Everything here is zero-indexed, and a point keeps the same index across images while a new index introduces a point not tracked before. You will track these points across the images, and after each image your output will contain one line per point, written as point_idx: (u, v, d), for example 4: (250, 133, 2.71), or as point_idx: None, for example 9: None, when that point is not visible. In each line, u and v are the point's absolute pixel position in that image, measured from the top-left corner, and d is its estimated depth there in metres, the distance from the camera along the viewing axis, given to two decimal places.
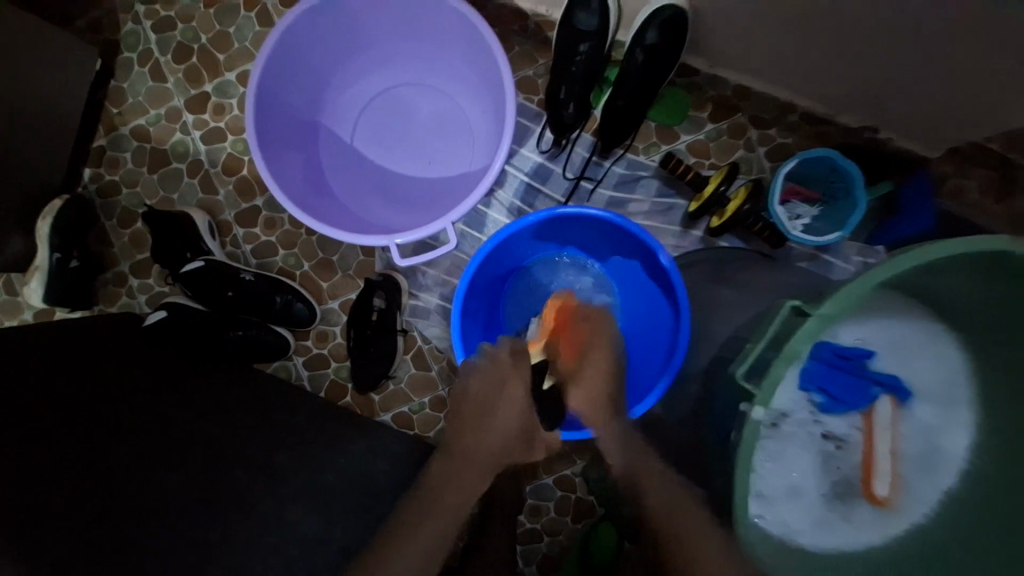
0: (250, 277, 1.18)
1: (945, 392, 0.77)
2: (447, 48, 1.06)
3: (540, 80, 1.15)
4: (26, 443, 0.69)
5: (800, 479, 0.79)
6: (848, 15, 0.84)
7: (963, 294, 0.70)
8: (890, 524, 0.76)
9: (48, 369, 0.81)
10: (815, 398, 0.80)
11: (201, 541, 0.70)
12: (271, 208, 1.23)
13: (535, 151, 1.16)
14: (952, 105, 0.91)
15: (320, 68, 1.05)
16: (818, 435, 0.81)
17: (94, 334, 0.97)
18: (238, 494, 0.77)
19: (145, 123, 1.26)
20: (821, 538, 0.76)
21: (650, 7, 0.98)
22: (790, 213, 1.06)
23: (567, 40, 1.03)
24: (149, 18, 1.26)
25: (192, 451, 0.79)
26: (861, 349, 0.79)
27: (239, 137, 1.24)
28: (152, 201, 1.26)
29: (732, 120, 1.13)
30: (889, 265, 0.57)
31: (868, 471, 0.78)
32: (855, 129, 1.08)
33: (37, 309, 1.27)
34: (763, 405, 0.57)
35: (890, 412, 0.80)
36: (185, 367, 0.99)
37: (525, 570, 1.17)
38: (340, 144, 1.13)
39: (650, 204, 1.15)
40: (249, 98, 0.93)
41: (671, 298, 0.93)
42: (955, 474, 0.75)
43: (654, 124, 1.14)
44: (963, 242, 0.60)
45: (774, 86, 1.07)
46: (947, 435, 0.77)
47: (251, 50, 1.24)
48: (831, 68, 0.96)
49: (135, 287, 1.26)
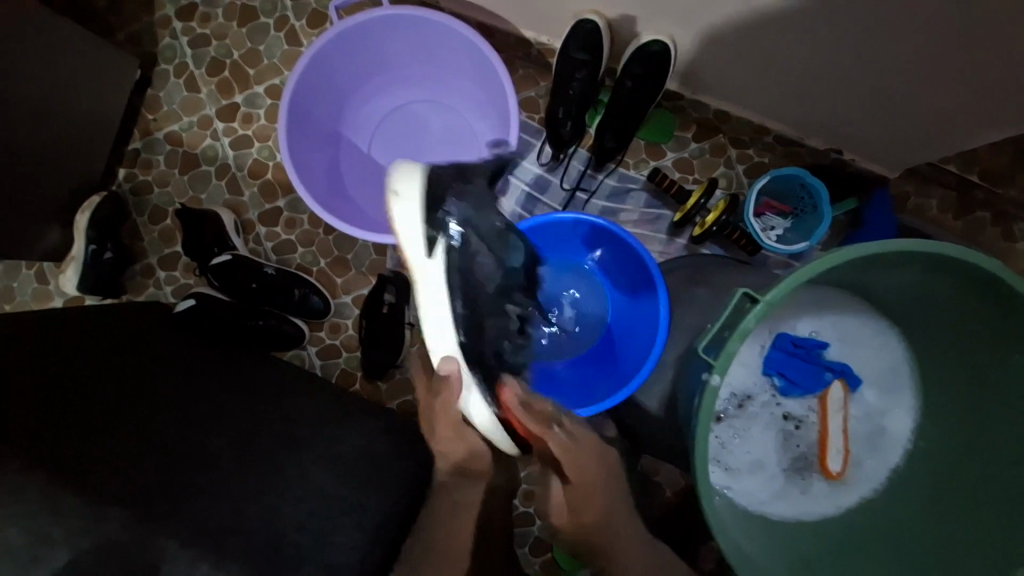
0: (272, 271, 1.28)
1: (888, 379, 0.91)
2: (460, 72, 1.18)
3: (541, 100, 1.28)
4: (74, 407, 0.78)
5: (762, 455, 0.95)
6: (807, 64, 0.97)
7: (899, 288, 0.83)
8: (841, 496, 0.91)
9: (92, 348, 0.90)
10: (776, 381, 0.96)
11: (238, 488, 0.79)
12: (292, 209, 1.34)
13: (535, 163, 1.28)
14: (901, 134, 1.05)
15: (342, 84, 1.17)
16: (779, 415, 0.97)
17: (132, 320, 1.07)
18: (268, 452, 0.86)
19: (178, 129, 1.38)
20: (781, 507, 0.91)
21: (640, 40, 1.10)
22: (765, 225, 1.17)
23: (565, 66, 1.16)
24: (186, 34, 1.38)
25: (223, 415, 0.89)
26: (814, 340, 0.93)
27: (265, 143, 1.36)
28: (182, 201, 1.37)
29: (714, 141, 1.26)
30: (819, 261, 0.68)
31: (822, 450, 0.93)
32: (822, 150, 1.20)
33: (67, 297, 1.36)
34: (719, 373, 0.69)
35: (841, 395, 0.93)
36: (212, 348, 1.09)
37: (519, 552, 1.23)
38: (357, 152, 1.25)
39: (639, 213, 1.26)
40: (282, 111, 1.05)
41: (652, 313, 1.04)
42: (900, 454, 0.90)
43: (643, 142, 1.26)
44: (894, 243, 0.69)
45: (747, 111, 1.20)
46: (892, 418, 0.90)
47: (279, 66, 1.36)
48: (797, 100, 1.09)
49: (162, 279, 1.36)
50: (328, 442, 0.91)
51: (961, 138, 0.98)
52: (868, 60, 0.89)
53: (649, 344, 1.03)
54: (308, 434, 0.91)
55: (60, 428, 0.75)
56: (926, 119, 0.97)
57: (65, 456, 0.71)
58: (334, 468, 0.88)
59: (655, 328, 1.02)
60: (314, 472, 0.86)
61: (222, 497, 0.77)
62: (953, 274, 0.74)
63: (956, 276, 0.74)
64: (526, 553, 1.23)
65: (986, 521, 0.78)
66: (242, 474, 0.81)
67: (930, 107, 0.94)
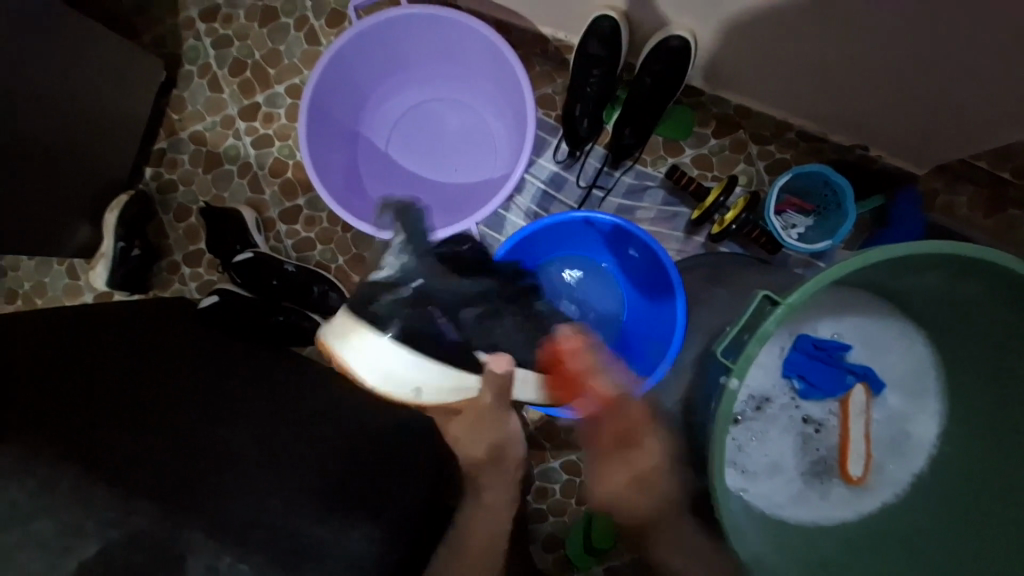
0: (292, 267, 1.30)
1: (913, 384, 0.89)
2: (477, 69, 1.18)
3: (558, 97, 1.27)
4: (104, 399, 0.81)
5: (780, 458, 0.93)
6: (831, 59, 0.94)
7: (926, 288, 0.81)
8: (862, 501, 0.90)
9: (121, 344, 0.93)
10: (796, 383, 0.94)
11: (259, 481, 0.81)
12: (311, 207, 1.37)
13: (551, 161, 1.27)
14: (931, 130, 1.01)
15: (361, 83, 1.18)
16: (799, 418, 0.95)
17: (159, 316, 1.11)
18: (288, 445, 0.88)
19: (201, 128, 1.41)
20: (799, 511, 0.90)
21: (658, 37, 1.08)
22: (786, 222, 1.14)
23: (582, 63, 1.14)
24: (209, 35, 1.41)
25: (245, 409, 0.91)
26: (836, 342, 0.91)
27: (285, 142, 1.38)
28: (206, 199, 1.40)
29: (734, 137, 1.23)
30: (845, 263, 0.67)
31: (843, 454, 0.91)
32: (847, 146, 1.17)
33: (97, 292, 1.41)
34: (738, 377, 0.68)
35: (863, 398, 0.92)
36: (234, 342, 1.11)
37: (533, 548, 1.24)
38: (375, 150, 1.26)
39: (656, 211, 1.25)
40: (303, 112, 1.07)
41: (668, 312, 1.04)
42: (923, 459, 0.88)
43: (661, 139, 1.25)
44: (923, 245, 0.67)
45: (769, 106, 1.18)
46: (916, 423, 0.89)
47: (299, 65, 1.38)
48: (820, 96, 1.07)
49: (187, 275, 1.40)
50: (346, 437, 0.93)
51: (995, 134, 0.94)
52: (896, 53, 0.87)
53: (665, 343, 1.03)
54: (327, 430, 0.93)
55: (90, 419, 0.77)
56: (957, 115, 0.94)
57: (97, 447, 0.74)
58: (353, 463, 0.90)
59: (673, 327, 1.02)
60: (332, 467, 0.88)
61: (243, 488, 0.79)
62: (982, 277, 0.72)
63: (985, 280, 0.72)
64: (540, 549, 1.24)
65: (1006, 524, 0.77)
66: (263, 468, 0.83)
67: (962, 102, 0.90)
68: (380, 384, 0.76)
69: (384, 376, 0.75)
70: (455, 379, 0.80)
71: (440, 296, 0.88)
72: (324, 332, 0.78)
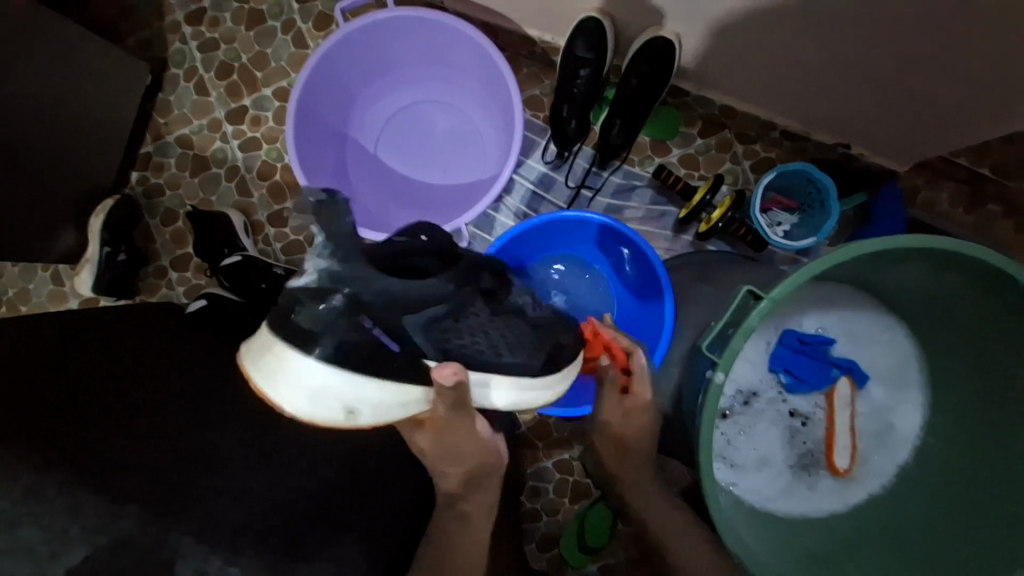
0: (281, 271, 1.30)
1: (897, 376, 0.91)
2: (464, 71, 1.19)
3: (546, 99, 1.28)
4: (90, 405, 0.81)
5: (769, 452, 0.94)
6: (812, 58, 0.96)
7: (907, 281, 0.82)
8: (849, 493, 0.91)
9: (107, 349, 0.92)
10: (782, 378, 0.95)
11: (249, 485, 0.81)
12: (300, 210, 1.36)
13: (540, 162, 1.28)
14: (910, 127, 1.03)
15: (348, 85, 1.18)
16: (786, 412, 0.96)
17: (146, 321, 1.10)
18: (278, 447, 0.87)
19: (188, 132, 1.40)
20: (788, 504, 0.91)
21: (643, 38, 1.10)
22: (772, 221, 1.16)
23: (568, 64, 1.15)
24: (195, 38, 1.40)
25: (233, 413, 0.90)
26: (821, 336, 0.93)
27: (273, 145, 1.37)
28: (193, 203, 1.39)
29: (720, 137, 1.24)
30: (826, 257, 0.68)
31: (829, 447, 0.92)
32: (829, 145, 1.19)
33: (82, 298, 1.39)
34: (723, 371, 0.69)
35: (848, 391, 0.93)
36: (222, 346, 1.11)
37: (526, 548, 1.23)
38: (364, 152, 1.26)
39: (644, 211, 1.26)
40: (290, 114, 1.07)
41: (658, 309, 1.05)
42: (907, 451, 0.89)
43: (648, 139, 1.26)
44: (902, 238, 0.69)
45: (754, 106, 1.20)
46: (900, 415, 0.90)
47: (286, 68, 1.38)
48: (803, 95, 1.08)
49: (174, 279, 1.39)
50: (337, 439, 0.93)
51: (972, 130, 0.97)
52: (874, 52, 0.88)
53: (656, 339, 1.04)
54: (317, 432, 0.92)
55: (74, 425, 0.76)
56: (935, 112, 0.96)
57: (81, 453, 0.73)
58: (343, 465, 0.90)
59: (662, 323, 1.03)
60: (322, 470, 0.87)
61: (233, 492, 0.79)
62: (961, 269, 0.73)
63: (964, 271, 0.73)
64: (533, 549, 1.24)
65: (990, 512, 0.78)
66: (254, 472, 0.83)
67: (940, 99, 0.92)
68: (305, 409, 0.67)
69: (309, 399, 0.66)
70: (400, 400, 0.71)
71: (382, 302, 0.69)
72: (243, 352, 0.69)
